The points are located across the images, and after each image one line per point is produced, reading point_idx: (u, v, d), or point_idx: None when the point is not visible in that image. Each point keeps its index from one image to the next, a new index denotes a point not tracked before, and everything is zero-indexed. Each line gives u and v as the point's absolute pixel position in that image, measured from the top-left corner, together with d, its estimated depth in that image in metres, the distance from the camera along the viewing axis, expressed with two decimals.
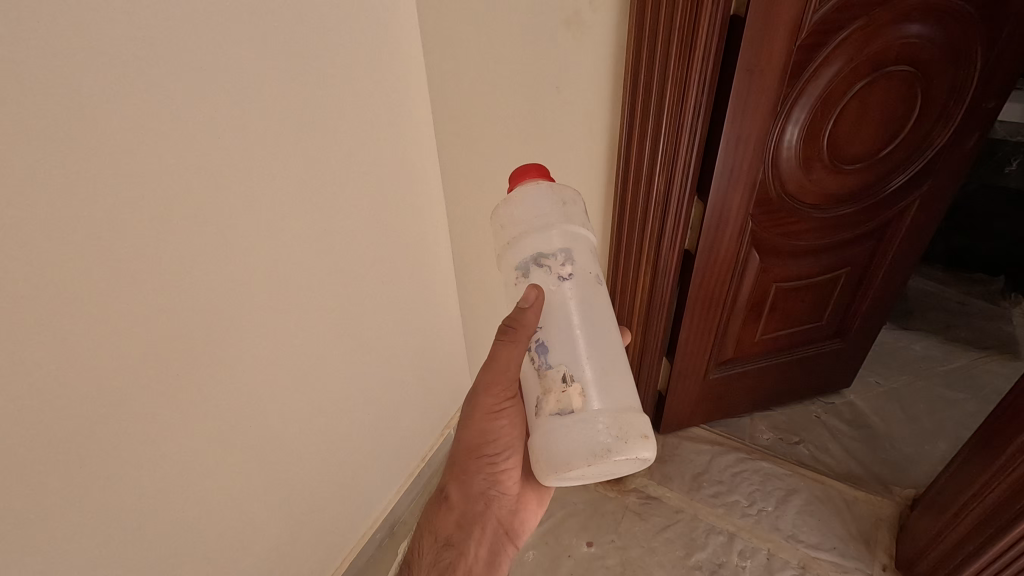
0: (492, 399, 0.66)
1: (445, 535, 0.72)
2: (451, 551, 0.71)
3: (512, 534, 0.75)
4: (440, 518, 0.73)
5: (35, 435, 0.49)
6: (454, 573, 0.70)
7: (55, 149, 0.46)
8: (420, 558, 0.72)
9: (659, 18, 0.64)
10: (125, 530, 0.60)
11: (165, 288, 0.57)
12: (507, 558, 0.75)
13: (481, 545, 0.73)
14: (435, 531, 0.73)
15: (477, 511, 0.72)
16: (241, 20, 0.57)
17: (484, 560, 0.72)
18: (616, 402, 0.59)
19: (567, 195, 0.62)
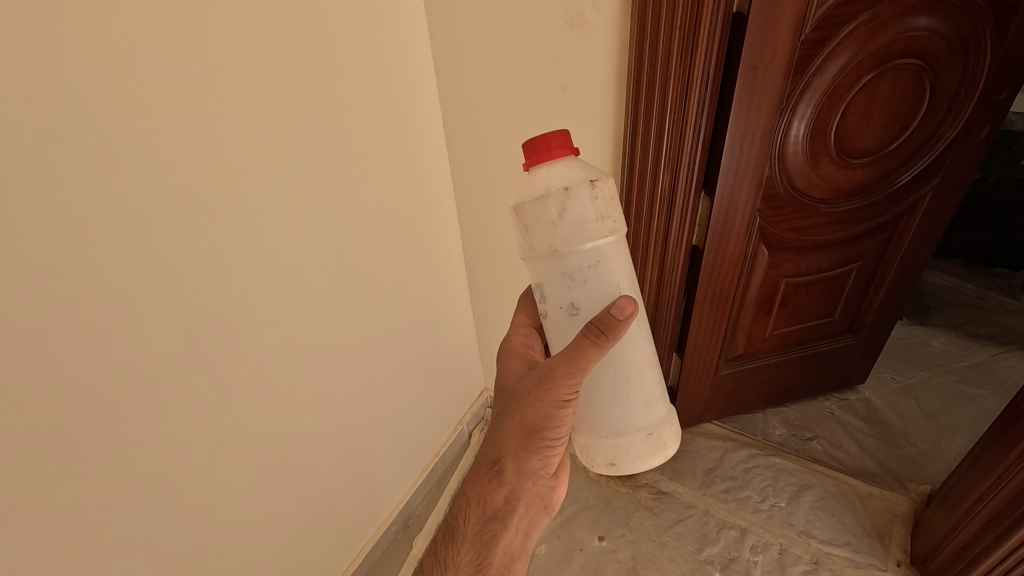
0: (562, 390, 0.60)
1: (493, 508, 0.66)
2: (497, 524, 0.66)
3: (550, 506, 0.72)
4: (487, 490, 0.66)
5: (62, 423, 0.52)
6: (498, 548, 0.65)
7: (77, 153, 0.48)
8: (464, 528, 0.67)
9: (659, 18, 0.65)
10: (147, 517, 0.63)
11: (183, 284, 0.60)
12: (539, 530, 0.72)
13: (524, 518, 0.68)
14: (483, 502, 0.66)
15: (525, 489, 0.67)
16: (254, 28, 0.60)
17: (521, 535, 0.68)
18: (638, 428, 0.64)
19: (555, 214, 0.55)
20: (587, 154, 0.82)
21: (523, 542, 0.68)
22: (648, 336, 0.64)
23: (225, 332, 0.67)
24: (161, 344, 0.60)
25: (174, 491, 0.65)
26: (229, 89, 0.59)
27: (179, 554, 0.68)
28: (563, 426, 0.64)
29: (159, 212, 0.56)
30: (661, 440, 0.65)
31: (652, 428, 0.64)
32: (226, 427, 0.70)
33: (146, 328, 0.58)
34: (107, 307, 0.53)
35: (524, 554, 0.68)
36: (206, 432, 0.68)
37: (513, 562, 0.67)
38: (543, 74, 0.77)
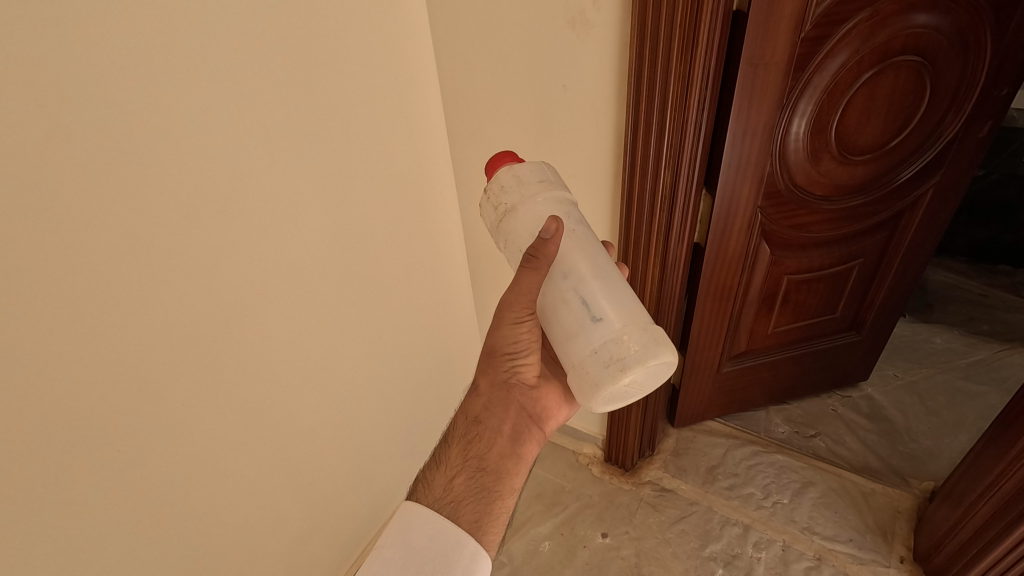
0: (510, 312, 0.62)
1: (473, 415, 0.70)
2: (478, 427, 0.69)
3: (538, 418, 0.73)
4: (468, 402, 0.72)
5: (70, 422, 0.53)
6: (479, 447, 0.68)
7: (81, 156, 0.49)
8: (452, 432, 0.71)
9: (659, 18, 0.65)
10: (155, 513, 0.64)
11: (189, 284, 0.61)
12: (535, 444, 0.72)
13: (506, 422, 0.70)
14: (465, 412, 0.71)
15: (501, 398, 0.71)
16: (257, 30, 0.61)
17: (507, 439, 0.69)
18: (570, 362, 0.58)
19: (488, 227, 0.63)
20: (588, 154, 0.83)
21: (512, 446, 0.69)
22: (565, 273, 0.58)
23: (232, 332, 0.68)
24: (169, 344, 0.61)
25: (183, 489, 0.66)
26: (235, 91, 0.60)
27: (187, 550, 0.69)
28: (523, 341, 0.67)
29: (166, 213, 0.57)
30: (588, 370, 0.56)
31: (577, 360, 0.57)
32: (232, 425, 0.71)
33: (155, 329, 0.59)
34: (116, 307, 0.55)
35: (513, 457, 0.68)
36: (213, 430, 0.69)
37: (503, 462, 0.67)
38: (544, 73, 0.77)
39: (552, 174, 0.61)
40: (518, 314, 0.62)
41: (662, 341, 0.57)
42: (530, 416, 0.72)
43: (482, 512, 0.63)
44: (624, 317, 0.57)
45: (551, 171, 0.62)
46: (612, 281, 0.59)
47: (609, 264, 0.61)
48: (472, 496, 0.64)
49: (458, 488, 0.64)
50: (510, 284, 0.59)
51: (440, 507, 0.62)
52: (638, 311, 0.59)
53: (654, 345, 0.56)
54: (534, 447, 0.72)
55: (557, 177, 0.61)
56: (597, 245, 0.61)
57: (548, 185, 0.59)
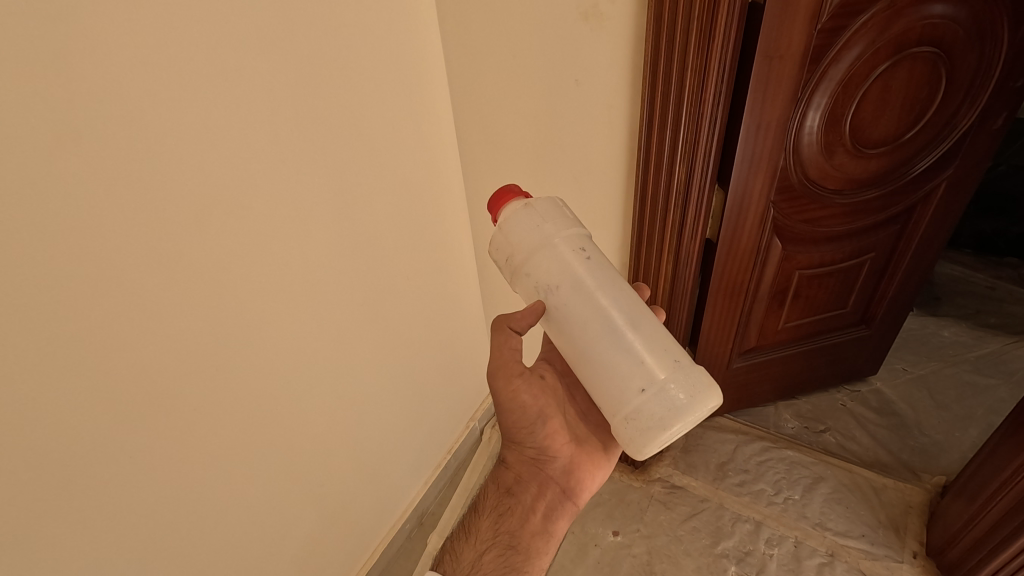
0: (501, 380, 0.68)
1: (506, 488, 0.76)
2: (510, 500, 0.74)
3: (571, 492, 0.76)
4: (502, 474, 0.78)
5: (82, 425, 0.52)
6: (511, 521, 0.72)
7: (92, 154, 0.48)
8: (485, 501, 0.77)
9: (676, 8, 0.63)
10: (165, 517, 0.63)
11: (199, 284, 0.60)
12: (567, 518, 0.76)
13: (538, 499, 0.74)
14: (499, 483, 0.77)
15: (532, 473, 0.75)
16: (265, 27, 0.60)
17: (539, 516, 0.73)
18: None
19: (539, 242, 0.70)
20: (599, 150, 0.82)
21: (543, 524, 0.73)
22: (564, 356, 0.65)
23: (241, 332, 0.67)
24: (179, 345, 0.60)
25: (194, 492, 0.66)
26: (244, 89, 0.59)
27: (198, 553, 0.69)
28: (531, 416, 0.71)
29: (178, 212, 0.56)
30: None
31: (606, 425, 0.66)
32: (242, 426, 0.70)
33: (166, 330, 0.58)
34: (127, 309, 0.54)
35: (542, 534, 0.72)
36: (223, 432, 0.68)
37: (531, 539, 0.72)
38: (555, 68, 0.76)
39: (525, 228, 0.60)
40: (507, 381, 0.68)
41: (664, 411, 0.57)
42: (564, 492, 0.76)
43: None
44: (621, 398, 0.59)
45: (523, 222, 0.60)
46: (586, 365, 0.61)
47: (592, 328, 0.60)
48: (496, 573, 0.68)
49: (485, 564, 0.68)
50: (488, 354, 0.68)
51: None
52: (640, 379, 0.58)
53: (653, 425, 0.57)
54: (567, 522, 0.76)
55: (529, 232, 0.60)
56: (574, 310, 0.60)
57: (513, 264, 0.61)
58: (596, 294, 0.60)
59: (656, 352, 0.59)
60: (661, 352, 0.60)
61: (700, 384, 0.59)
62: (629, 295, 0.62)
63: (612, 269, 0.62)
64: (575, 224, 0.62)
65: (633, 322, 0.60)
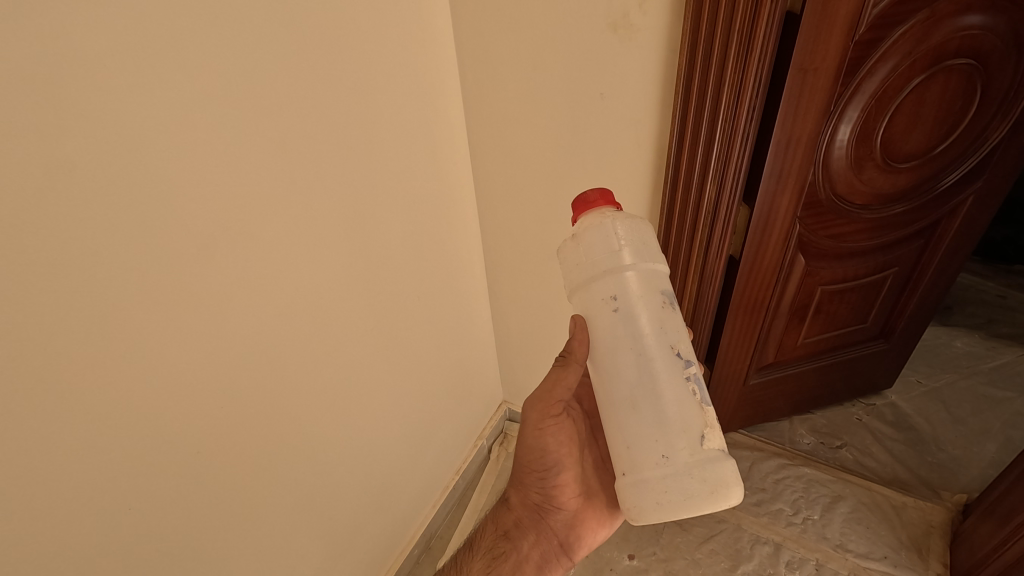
0: (535, 415, 0.67)
1: (503, 529, 0.74)
2: (505, 544, 0.72)
3: (567, 547, 0.73)
4: (502, 514, 0.75)
5: (77, 476, 0.48)
6: (502, 567, 0.71)
7: (89, 183, 0.43)
8: (479, 539, 0.75)
9: (714, 18, 0.60)
10: (167, 566, 0.59)
11: (203, 316, 0.56)
12: (559, 571, 0.73)
13: (533, 548, 0.72)
14: (497, 523, 0.75)
15: (532, 519, 0.73)
16: (275, 39, 0.55)
17: (531, 566, 0.71)
18: None
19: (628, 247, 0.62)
20: (623, 166, 0.78)
21: (534, 574, 0.71)
22: None
23: (246, 363, 0.62)
24: (182, 382, 0.55)
25: (197, 536, 0.61)
26: (253, 106, 0.55)
27: None
28: (549, 461, 0.69)
29: (180, 241, 0.51)
30: None
31: None
32: (248, 462, 0.66)
33: (167, 368, 0.53)
34: (126, 348, 0.49)
35: None
36: (228, 471, 0.63)
37: None
38: (579, 79, 0.72)
39: (581, 262, 0.57)
40: (540, 418, 0.67)
41: (648, 505, 0.54)
42: (561, 546, 0.72)
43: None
44: (620, 470, 0.57)
45: (574, 257, 0.57)
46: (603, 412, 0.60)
47: (604, 387, 0.58)
48: None
49: None
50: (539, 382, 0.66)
51: None
52: (640, 462, 0.55)
53: (634, 507, 0.56)
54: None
55: (576, 269, 0.57)
56: (596, 363, 0.58)
57: (570, 290, 0.59)
58: (617, 355, 0.56)
59: (666, 441, 0.54)
60: (675, 440, 0.54)
61: (708, 491, 0.53)
62: (664, 360, 0.55)
63: (652, 320, 0.56)
64: (628, 259, 0.56)
65: (653, 396, 0.55)
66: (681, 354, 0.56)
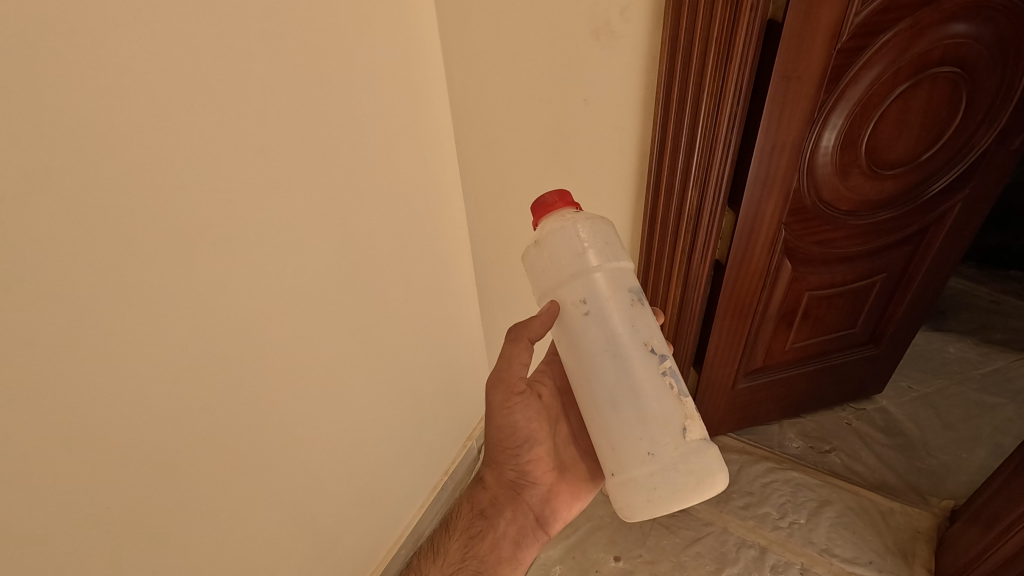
0: (500, 395, 0.67)
1: (479, 508, 0.73)
2: (482, 523, 0.72)
3: (544, 521, 0.73)
4: (476, 493, 0.75)
5: (60, 477, 0.48)
6: (481, 544, 0.70)
7: (72, 188, 0.44)
8: (456, 520, 0.74)
9: (693, 27, 0.60)
10: (151, 566, 0.59)
11: (186, 320, 0.56)
12: (536, 545, 0.74)
13: (510, 524, 0.72)
14: (472, 502, 0.74)
15: (507, 496, 0.73)
16: (259, 46, 0.56)
17: (509, 542, 0.71)
18: None
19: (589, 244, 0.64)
20: (608, 171, 0.78)
21: (513, 550, 0.71)
22: None
23: (232, 365, 0.63)
24: (165, 385, 0.56)
25: (181, 536, 0.62)
26: (235, 111, 0.55)
27: None
28: (521, 436, 0.69)
29: (162, 246, 0.52)
30: None
31: None
32: (232, 464, 0.66)
33: (149, 371, 0.54)
34: (108, 352, 0.50)
35: (511, 561, 0.70)
36: (212, 473, 0.64)
37: (499, 565, 0.70)
38: (563, 85, 0.72)
39: (549, 266, 0.58)
40: (505, 395, 0.67)
41: (639, 501, 0.56)
42: (538, 520, 0.73)
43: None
44: (609, 469, 0.58)
45: (541, 262, 0.58)
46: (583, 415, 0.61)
47: (584, 391, 0.58)
48: None
49: None
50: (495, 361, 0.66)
51: None
52: (627, 460, 0.56)
53: (625, 504, 0.57)
54: (535, 549, 0.74)
55: (544, 275, 0.58)
56: (574, 368, 0.59)
57: (541, 298, 0.60)
58: (595, 358, 0.57)
59: (650, 436, 0.55)
60: (657, 434, 0.56)
61: (695, 481, 0.55)
62: (640, 358, 0.56)
63: (625, 320, 0.57)
64: (593, 261, 0.57)
65: (632, 395, 0.56)
66: (655, 349, 0.57)
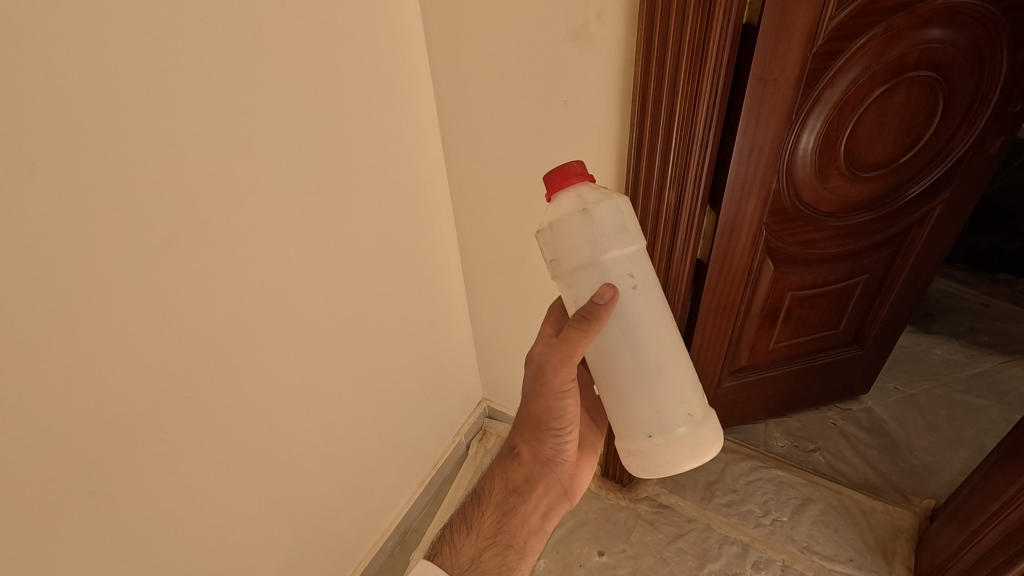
0: (559, 379, 0.64)
1: (513, 484, 0.72)
2: (515, 498, 0.71)
3: (571, 494, 0.75)
4: (509, 469, 0.73)
5: (43, 464, 0.50)
6: (514, 519, 0.70)
7: (56, 183, 0.45)
8: (488, 497, 0.72)
9: (668, 29, 0.61)
10: (134, 552, 0.61)
11: (169, 314, 0.57)
12: (561, 517, 0.75)
13: (542, 499, 0.72)
14: (505, 478, 0.73)
15: (541, 472, 0.73)
16: (244, 46, 0.57)
17: (540, 516, 0.72)
18: None
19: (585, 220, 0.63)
20: (590, 170, 0.80)
21: (543, 523, 0.72)
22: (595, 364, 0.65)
23: (216, 359, 0.64)
24: (146, 378, 0.57)
25: (163, 524, 0.63)
26: (220, 109, 0.57)
27: None
28: (565, 417, 0.70)
29: (144, 240, 0.53)
30: None
31: None
32: (215, 454, 0.68)
33: (131, 363, 0.55)
34: (88, 344, 0.51)
35: (543, 535, 0.71)
36: (195, 463, 0.65)
37: (531, 539, 0.70)
38: (545, 86, 0.74)
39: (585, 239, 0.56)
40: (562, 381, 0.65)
41: (681, 454, 0.60)
42: (565, 493, 0.75)
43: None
44: (648, 432, 0.61)
45: (574, 236, 0.56)
46: (610, 388, 0.62)
47: (622, 361, 0.60)
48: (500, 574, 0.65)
49: (486, 561, 0.65)
50: (555, 345, 0.59)
51: None
52: (668, 420, 0.60)
53: (632, 455, 0.64)
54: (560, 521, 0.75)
55: (582, 250, 0.56)
56: (611, 341, 0.59)
57: (567, 273, 0.57)
58: (636, 329, 0.59)
59: (658, 402, 0.60)
60: (666, 399, 0.60)
61: (714, 430, 0.63)
62: (670, 328, 0.61)
63: (654, 292, 0.60)
64: (627, 237, 0.58)
65: (667, 361, 0.60)
66: (674, 320, 0.62)
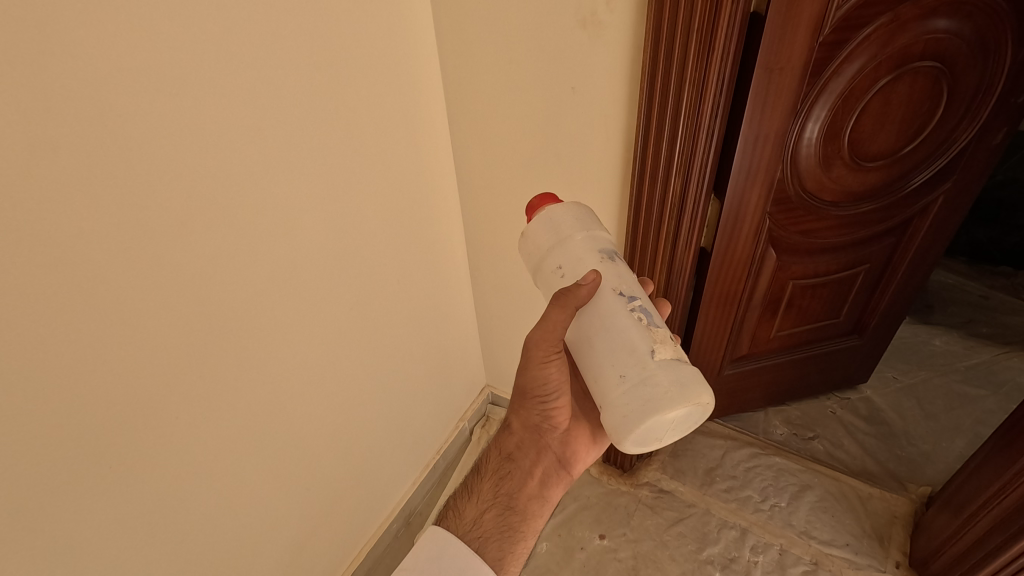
0: (540, 352, 0.65)
1: (507, 451, 0.74)
2: (510, 464, 0.73)
3: (568, 464, 0.75)
4: (503, 438, 0.76)
5: (62, 435, 0.52)
6: (511, 485, 0.71)
7: (75, 161, 0.47)
8: (486, 464, 0.75)
9: (676, 18, 0.62)
10: (148, 526, 0.63)
11: (184, 293, 0.59)
12: (561, 486, 0.75)
13: (536, 465, 0.73)
14: (500, 447, 0.75)
15: (532, 440, 0.74)
16: (257, 31, 0.58)
17: (535, 481, 0.73)
18: None
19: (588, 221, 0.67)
20: (595, 158, 0.81)
21: (539, 489, 0.73)
22: None
23: (227, 338, 0.66)
24: (161, 354, 0.58)
25: (176, 500, 0.65)
26: (232, 93, 0.58)
27: (179, 562, 0.68)
28: (554, 385, 0.70)
29: (158, 220, 0.54)
30: None
31: None
32: (227, 433, 0.69)
33: (146, 340, 0.57)
34: (106, 320, 0.52)
35: (539, 500, 0.72)
36: (207, 441, 0.67)
37: (528, 503, 0.71)
38: (551, 73, 0.74)
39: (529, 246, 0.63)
40: (544, 353, 0.65)
41: (620, 423, 0.57)
42: (561, 462, 0.75)
43: (505, 550, 0.66)
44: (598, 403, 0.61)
45: (526, 248, 0.64)
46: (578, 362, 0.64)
47: (574, 340, 0.62)
48: (498, 533, 0.67)
49: (486, 522, 0.68)
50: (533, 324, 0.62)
51: (467, 539, 0.65)
52: (606, 391, 0.59)
53: (613, 432, 0.59)
54: (560, 490, 0.75)
55: (530, 257, 0.64)
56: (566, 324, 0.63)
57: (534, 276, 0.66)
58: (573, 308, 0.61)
59: (618, 360, 0.57)
60: (626, 363, 0.57)
61: (663, 401, 0.55)
62: (607, 301, 0.59)
63: (594, 271, 0.60)
64: (566, 233, 0.61)
65: (603, 333, 0.59)
66: (623, 293, 0.59)
